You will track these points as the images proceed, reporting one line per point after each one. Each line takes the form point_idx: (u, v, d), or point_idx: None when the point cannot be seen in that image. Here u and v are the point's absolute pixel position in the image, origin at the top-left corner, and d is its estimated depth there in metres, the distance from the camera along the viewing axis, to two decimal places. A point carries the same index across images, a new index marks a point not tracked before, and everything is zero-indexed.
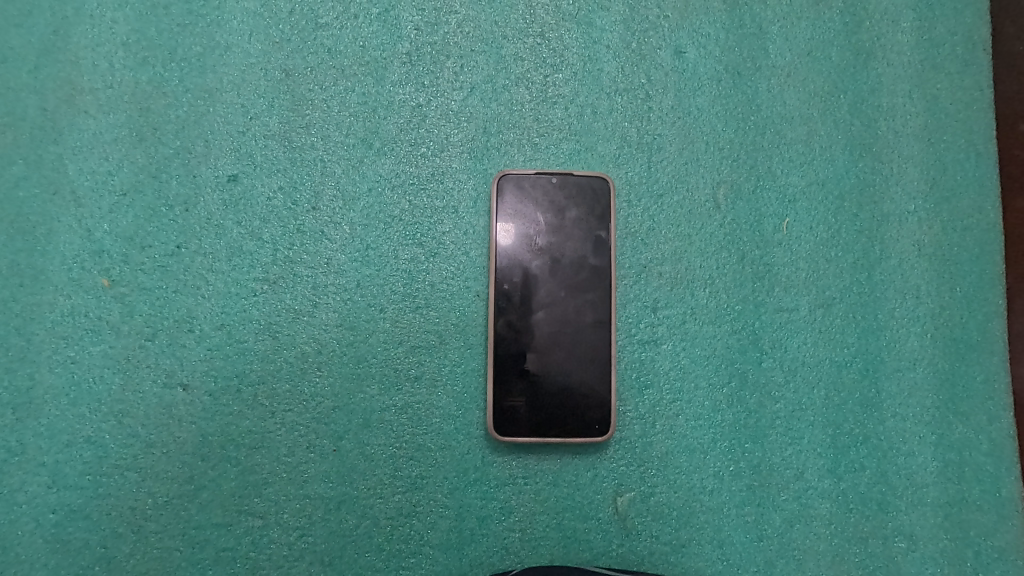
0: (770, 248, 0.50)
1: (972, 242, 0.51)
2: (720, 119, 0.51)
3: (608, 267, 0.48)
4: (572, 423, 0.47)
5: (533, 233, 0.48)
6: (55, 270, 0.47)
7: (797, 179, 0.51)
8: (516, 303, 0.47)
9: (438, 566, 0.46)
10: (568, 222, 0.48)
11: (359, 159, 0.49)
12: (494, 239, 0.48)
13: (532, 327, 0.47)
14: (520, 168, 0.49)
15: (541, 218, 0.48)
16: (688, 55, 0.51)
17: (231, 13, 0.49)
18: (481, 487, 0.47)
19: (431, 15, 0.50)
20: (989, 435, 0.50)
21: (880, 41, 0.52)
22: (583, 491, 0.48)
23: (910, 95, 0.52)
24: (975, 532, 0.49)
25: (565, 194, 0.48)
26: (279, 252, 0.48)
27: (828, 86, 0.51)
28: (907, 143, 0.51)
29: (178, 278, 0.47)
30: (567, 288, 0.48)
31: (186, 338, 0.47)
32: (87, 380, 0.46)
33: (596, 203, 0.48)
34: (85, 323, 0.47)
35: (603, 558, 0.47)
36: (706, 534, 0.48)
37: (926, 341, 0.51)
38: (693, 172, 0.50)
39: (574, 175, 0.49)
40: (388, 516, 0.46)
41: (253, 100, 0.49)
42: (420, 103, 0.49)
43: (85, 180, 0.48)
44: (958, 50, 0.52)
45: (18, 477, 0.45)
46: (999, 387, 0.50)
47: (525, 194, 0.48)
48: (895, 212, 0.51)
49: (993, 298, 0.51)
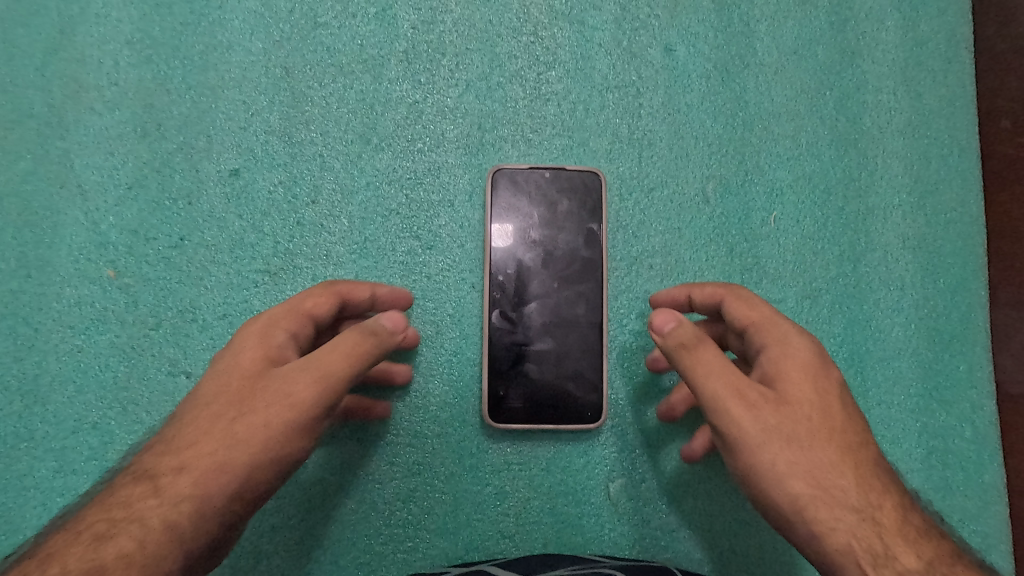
0: (758, 240, 0.52)
1: (955, 235, 0.52)
2: (709, 115, 0.52)
3: (600, 259, 0.49)
4: (565, 410, 0.48)
5: (527, 227, 0.49)
6: (62, 261, 0.48)
7: (785, 173, 0.52)
8: (510, 295, 0.49)
9: (435, 549, 0.48)
10: (560, 215, 0.49)
11: (357, 155, 0.50)
12: (489, 232, 0.49)
13: (526, 318, 0.48)
14: (514, 163, 0.50)
15: (534, 212, 0.49)
16: (678, 53, 0.52)
17: (233, 12, 0.51)
18: (477, 474, 0.49)
19: (428, 14, 0.51)
20: (972, 423, 0.51)
21: (865, 39, 0.53)
22: (576, 477, 0.49)
23: (894, 92, 0.53)
24: (958, 517, 0.50)
25: (558, 188, 0.50)
26: (280, 244, 0.49)
27: (814, 83, 0.53)
28: (892, 138, 0.53)
29: (181, 269, 0.49)
30: (560, 281, 0.49)
31: (190, 328, 0.48)
32: (94, 368, 0.47)
33: (588, 197, 0.50)
34: (91, 313, 0.48)
35: (595, 541, 0.49)
36: (696, 519, 0.49)
37: (911, 332, 0.52)
38: (683, 167, 0.52)
39: (567, 170, 0.50)
40: (386, 501, 0.48)
41: (254, 97, 0.50)
42: (417, 100, 0.51)
43: (91, 174, 0.49)
44: (942, 47, 0.53)
45: (26, 461, 0.46)
46: (982, 376, 0.52)
47: (519, 188, 0.49)
48: (880, 206, 0.52)
49: (976, 289, 0.52)
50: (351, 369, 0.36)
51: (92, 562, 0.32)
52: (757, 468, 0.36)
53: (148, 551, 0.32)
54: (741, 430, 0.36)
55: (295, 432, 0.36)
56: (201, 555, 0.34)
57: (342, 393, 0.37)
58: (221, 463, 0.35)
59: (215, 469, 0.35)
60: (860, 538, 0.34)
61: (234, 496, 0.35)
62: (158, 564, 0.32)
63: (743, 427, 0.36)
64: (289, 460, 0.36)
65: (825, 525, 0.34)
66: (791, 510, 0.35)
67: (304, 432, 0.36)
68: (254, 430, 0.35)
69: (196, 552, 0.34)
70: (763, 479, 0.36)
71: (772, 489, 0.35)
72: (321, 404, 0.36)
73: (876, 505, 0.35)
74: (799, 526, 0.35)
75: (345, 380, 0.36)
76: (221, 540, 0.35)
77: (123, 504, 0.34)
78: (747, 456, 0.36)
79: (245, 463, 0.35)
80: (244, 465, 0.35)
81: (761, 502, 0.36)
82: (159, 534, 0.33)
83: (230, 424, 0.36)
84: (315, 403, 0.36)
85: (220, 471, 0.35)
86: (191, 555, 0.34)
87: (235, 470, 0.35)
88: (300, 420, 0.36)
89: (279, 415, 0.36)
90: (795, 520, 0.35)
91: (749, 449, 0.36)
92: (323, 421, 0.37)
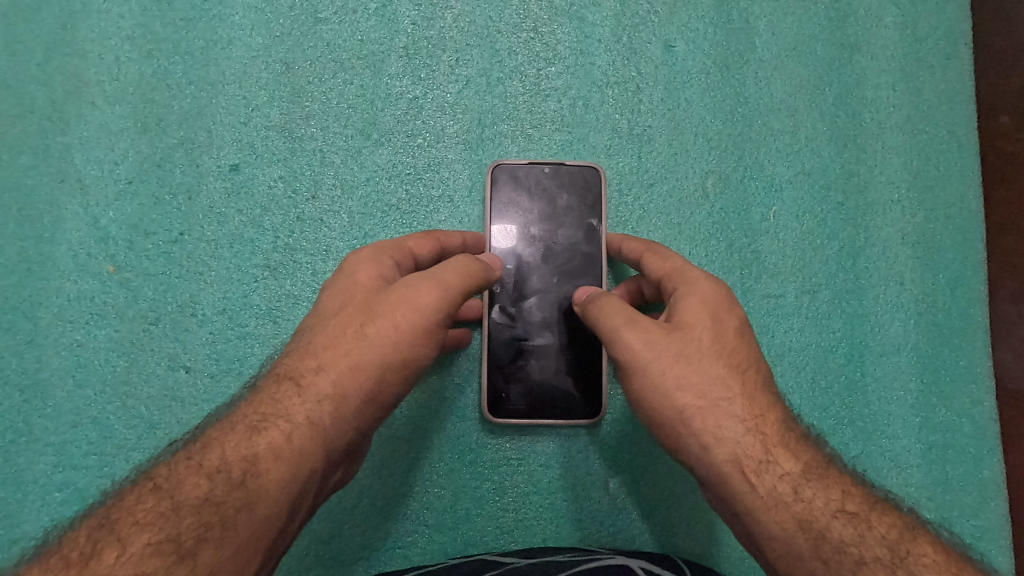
0: (758, 236, 0.52)
1: (954, 231, 0.52)
2: (708, 111, 0.52)
3: (601, 253, 0.49)
4: (565, 405, 0.48)
5: (526, 222, 0.49)
6: (62, 256, 0.48)
7: (784, 169, 0.52)
8: (510, 290, 0.49)
9: (434, 545, 0.48)
10: (560, 210, 0.49)
11: (357, 150, 0.50)
12: (489, 228, 0.49)
13: (526, 314, 0.48)
14: (513, 158, 0.50)
15: (534, 207, 0.49)
16: (678, 49, 0.52)
17: (233, 8, 0.51)
18: (476, 469, 0.49)
19: (428, 10, 0.51)
20: (971, 418, 0.51)
21: (864, 35, 0.53)
22: (576, 472, 0.49)
23: (893, 88, 0.53)
24: (958, 512, 0.50)
25: (558, 183, 0.49)
26: (280, 239, 0.49)
27: (813, 79, 0.53)
28: (891, 134, 0.53)
29: (181, 263, 0.49)
30: (561, 276, 0.49)
31: (190, 322, 0.48)
32: (93, 362, 0.48)
33: (588, 192, 0.50)
34: (91, 307, 0.48)
35: (595, 536, 0.49)
36: (695, 514, 0.49)
37: (910, 327, 0.52)
38: (683, 163, 0.52)
39: (567, 165, 0.50)
40: (386, 497, 0.48)
41: (254, 92, 0.50)
42: (417, 96, 0.51)
43: (91, 169, 0.49)
44: (941, 44, 0.53)
45: (25, 456, 0.46)
46: (982, 371, 0.52)
47: (518, 184, 0.49)
48: (879, 201, 0.53)
49: (975, 285, 0.52)
50: (469, 282, 0.37)
51: (248, 452, 0.33)
52: (645, 386, 0.36)
53: (294, 447, 0.34)
54: (631, 349, 0.36)
55: (420, 342, 0.36)
56: (336, 456, 0.36)
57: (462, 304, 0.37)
58: (356, 365, 0.35)
59: (350, 372, 0.35)
60: (744, 447, 0.35)
61: (366, 402, 0.36)
62: (304, 458, 0.34)
63: (633, 346, 0.36)
64: (413, 367, 0.36)
65: (713, 446, 0.35)
66: (679, 426, 0.36)
67: (429, 340, 0.36)
68: (383, 335, 0.35)
69: (334, 451, 0.35)
70: (653, 396, 0.36)
71: (659, 405, 0.36)
72: (445, 316, 0.36)
73: (760, 416, 0.36)
74: (687, 442, 0.36)
75: (464, 292, 0.37)
76: (350, 443, 0.36)
77: (269, 402, 0.35)
78: (638, 374, 0.36)
79: (377, 368, 0.35)
80: (375, 370, 0.35)
81: (651, 419, 0.37)
82: (305, 431, 0.34)
83: (358, 328, 0.36)
84: (440, 313, 0.36)
85: (354, 376, 0.35)
86: (327, 455, 0.35)
87: (367, 375, 0.35)
88: (425, 328, 0.36)
89: (406, 321, 0.35)
90: (683, 436, 0.36)
91: (638, 366, 0.36)
92: (446, 331, 0.37)
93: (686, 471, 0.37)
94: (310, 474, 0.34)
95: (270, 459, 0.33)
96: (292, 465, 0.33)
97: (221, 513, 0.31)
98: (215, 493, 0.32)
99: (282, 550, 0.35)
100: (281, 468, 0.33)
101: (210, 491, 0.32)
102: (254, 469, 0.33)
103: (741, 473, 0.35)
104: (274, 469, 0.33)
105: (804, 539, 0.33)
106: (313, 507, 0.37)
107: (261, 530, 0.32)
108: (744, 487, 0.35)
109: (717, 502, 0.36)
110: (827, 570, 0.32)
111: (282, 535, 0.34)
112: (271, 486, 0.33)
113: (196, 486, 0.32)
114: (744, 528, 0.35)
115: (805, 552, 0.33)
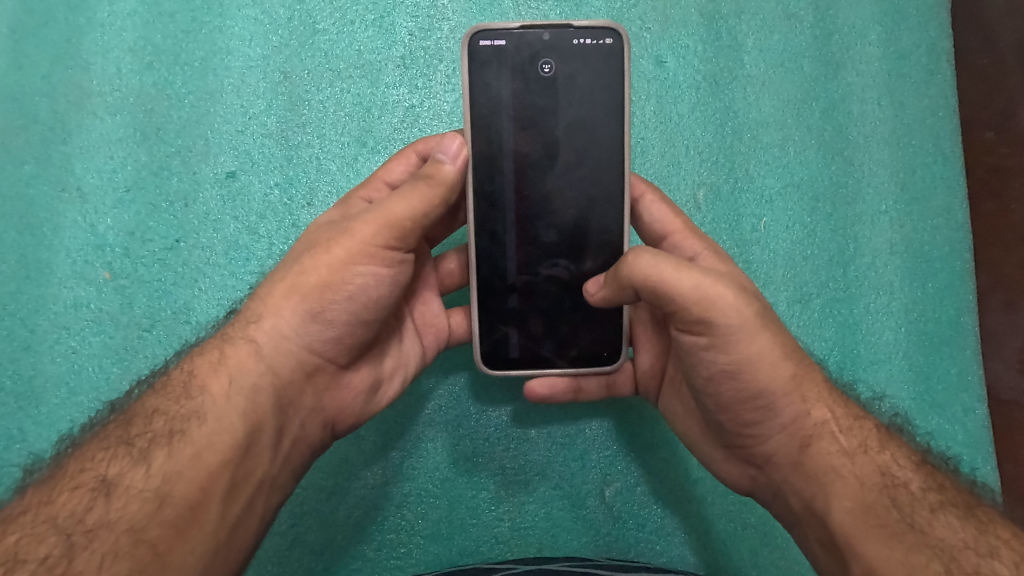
0: (748, 246, 0.53)
1: (941, 241, 0.54)
2: (699, 124, 0.53)
3: (617, 151, 0.41)
4: (574, 349, 0.43)
5: (521, 110, 0.41)
6: (61, 263, 0.49)
7: (773, 181, 0.53)
8: (505, 223, 0.42)
9: (429, 555, 0.49)
10: (566, 89, 0.41)
11: (353, 157, 0.51)
12: (468, 129, 0.40)
13: (521, 249, 0.42)
14: (498, 24, 0.40)
15: (533, 90, 0.41)
16: (669, 65, 0.54)
17: (233, 19, 0.51)
18: (473, 478, 0.49)
19: (425, 22, 0.52)
20: (964, 426, 0.52)
21: (849, 51, 0.54)
22: (571, 481, 0.50)
23: (878, 103, 0.54)
24: None
25: (562, 58, 0.41)
26: (276, 246, 0.50)
27: (801, 94, 0.54)
28: (878, 147, 0.54)
29: (176, 270, 0.50)
30: (568, 199, 0.42)
31: (184, 329, 0.49)
32: (88, 369, 0.48)
33: (600, 63, 0.41)
34: (87, 314, 0.49)
35: (590, 546, 0.49)
36: (691, 523, 0.50)
37: (902, 335, 0.53)
38: (675, 174, 0.53)
39: (570, 30, 0.40)
40: (379, 506, 0.49)
41: (252, 101, 0.51)
42: (413, 104, 0.52)
43: (91, 177, 0.50)
44: (923, 61, 0.55)
45: (19, 463, 0.47)
46: (972, 380, 0.53)
47: (507, 60, 0.40)
48: (868, 212, 0.54)
49: (964, 294, 0.53)
50: (414, 198, 0.38)
51: (195, 370, 0.38)
52: (748, 356, 0.36)
53: (237, 364, 0.38)
54: (727, 314, 0.35)
55: (363, 263, 0.38)
56: (287, 375, 0.39)
57: (407, 223, 0.38)
58: (294, 290, 0.39)
59: (285, 297, 0.39)
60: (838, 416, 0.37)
61: (302, 324, 0.38)
62: (247, 372, 0.38)
63: (733, 309, 0.35)
64: (354, 292, 0.38)
65: (807, 413, 0.37)
66: (778, 396, 0.37)
67: (369, 262, 0.38)
68: (328, 262, 0.38)
69: (281, 371, 0.38)
70: (756, 364, 0.36)
71: (762, 375, 0.36)
72: (384, 235, 0.38)
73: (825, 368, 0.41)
74: (781, 410, 0.37)
75: (406, 209, 0.37)
76: (302, 366, 0.39)
77: (230, 326, 0.40)
78: (743, 338, 0.36)
79: (313, 292, 0.38)
80: (310, 293, 0.38)
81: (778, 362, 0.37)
82: (246, 350, 0.38)
83: (299, 257, 0.39)
84: (377, 233, 0.38)
85: (290, 300, 0.39)
86: (275, 373, 0.38)
87: (305, 298, 0.38)
88: (361, 250, 0.38)
89: (344, 247, 0.38)
90: (780, 404, 0.37)
91: (741, 327, 0.36)
92: (393, 252, 0.38)
93: (767, 444, 0.38)
94: (255, 390, 0.37)
95: (211, 373, 0.37)
96: (234, 378, 0.37)
97: (174, 424, 0.36)
98: (164, 406, 0.37)
99: (257, 476, 0.37)
100: (222, 381, 0.37)
101: (161, 406, 0.37)
102: (201, 384, 0.37)
103: (824, 433, 0.37)
104: (216, 382, 0.37)
105: (879, 489, 0.34)
106: (282, 438, 0.38)
107: (215, 440, 0.35)
108: (828, 444, 0.36)
109: (793, 470, 0.37)
110: (904, 519, 0.33)
111: (246, 456, 0.36)
112: (217, 399, 0.36)
113: (153, 402, 0.37)
114: (823, 491, 0.35)
115: (881, 504, 0.34)
